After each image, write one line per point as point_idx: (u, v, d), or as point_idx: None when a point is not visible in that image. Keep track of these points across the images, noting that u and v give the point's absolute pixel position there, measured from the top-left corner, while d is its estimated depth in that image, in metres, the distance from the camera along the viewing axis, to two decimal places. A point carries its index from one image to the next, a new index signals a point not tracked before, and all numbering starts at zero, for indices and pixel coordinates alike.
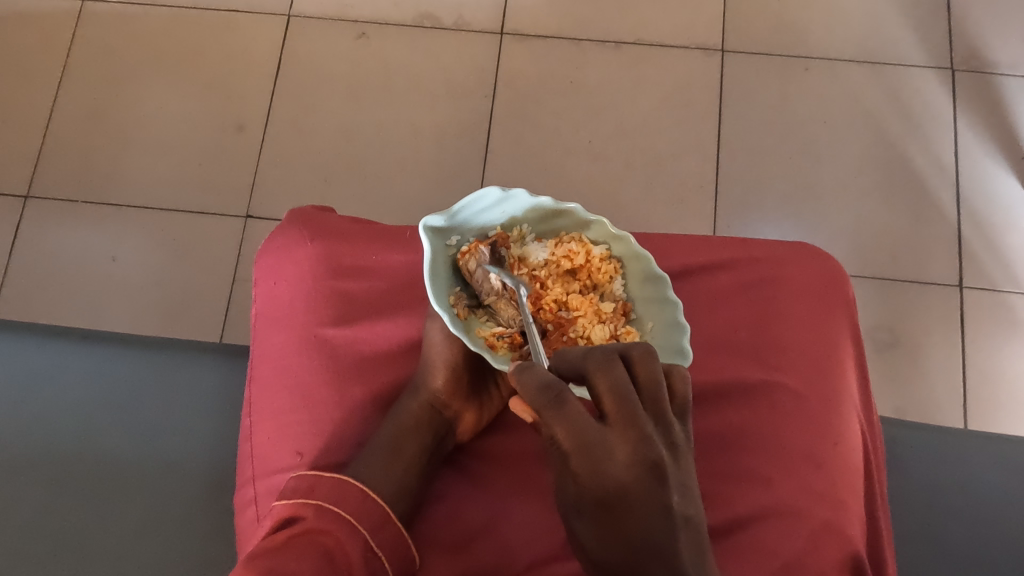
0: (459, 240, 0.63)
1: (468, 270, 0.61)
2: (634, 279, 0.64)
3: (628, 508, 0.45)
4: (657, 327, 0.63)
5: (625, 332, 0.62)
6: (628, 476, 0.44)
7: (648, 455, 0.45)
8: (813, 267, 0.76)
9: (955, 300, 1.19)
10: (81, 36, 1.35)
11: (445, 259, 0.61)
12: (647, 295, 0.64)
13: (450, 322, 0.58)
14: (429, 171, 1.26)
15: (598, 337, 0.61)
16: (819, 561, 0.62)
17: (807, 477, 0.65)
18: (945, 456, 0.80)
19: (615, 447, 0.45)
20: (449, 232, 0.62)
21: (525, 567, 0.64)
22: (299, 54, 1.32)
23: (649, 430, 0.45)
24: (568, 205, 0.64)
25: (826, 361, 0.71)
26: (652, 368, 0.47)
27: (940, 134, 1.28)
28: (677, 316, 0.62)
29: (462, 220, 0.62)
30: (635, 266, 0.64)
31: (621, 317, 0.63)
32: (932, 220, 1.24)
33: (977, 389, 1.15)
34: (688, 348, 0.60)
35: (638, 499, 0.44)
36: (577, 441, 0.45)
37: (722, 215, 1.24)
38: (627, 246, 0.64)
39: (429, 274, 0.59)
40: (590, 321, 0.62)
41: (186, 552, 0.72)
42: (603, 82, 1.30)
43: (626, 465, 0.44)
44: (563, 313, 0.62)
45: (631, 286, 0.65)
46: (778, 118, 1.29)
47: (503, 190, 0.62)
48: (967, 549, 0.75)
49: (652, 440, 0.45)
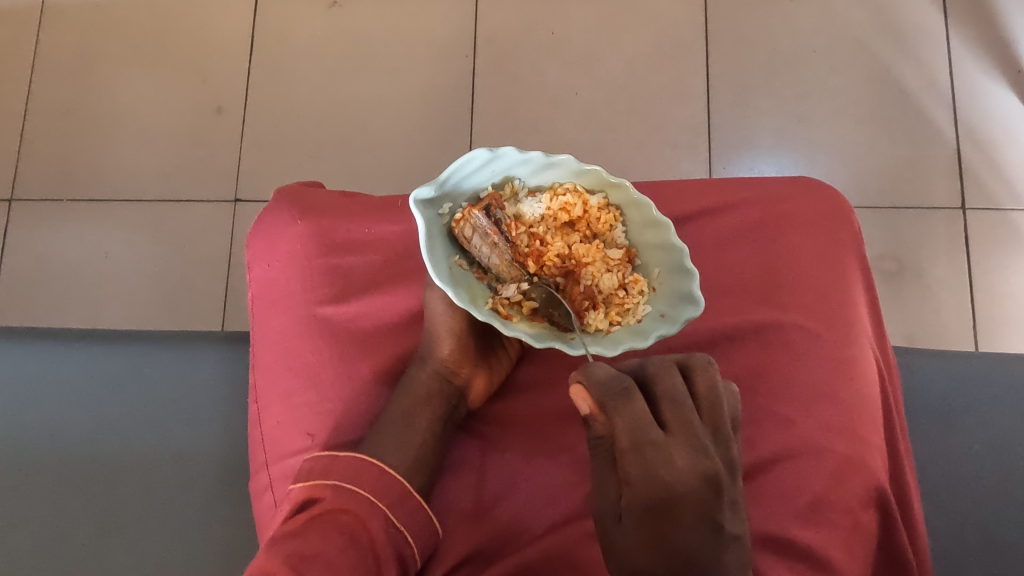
0: (451, 207, 0.59)
1: (465, 237, 0.58)
2: (636, 225, 0.61)
3: (675, 510, 0.46)
4: (663, 273, 0.60)
5: (633, 280, 0.60)
6: (685, 482, 0.46)
7: (706, 465, 0.47)
8: (815, 199, 0.73)
9: (958, 222, 1.18)
10: (46, 31, 1.32)
11: (440, 229, 0.57)
12: (649, 241, 0.60)
13: (455, 298, 0.54)
14: (416, 137, 1.24)
15: (606, 286, 0.60)
16: (844, 497, 0.61)
17: (825, 416, 0.64)
18: (968, 378, 0.78)
19: (675, 453, 0.47)
20: (439, 200, 0.58)
21: (547, 526, 0.63)
22: (273, 30, 1.29)
23: (707, 442, 0.48)
24: (559, 156, 0.58)
25: (835, 297, 0.69)
26: (712, 379, 0.51)
27: (932, 53, 1.25)
28: (685, 261, 0.58)
29: (451, 186, 0.58)
30: (636, 212, 0.61)
31: (626, 265, 0.61)
32: (930, 143, 1.21)
33: (985, 310, 1.15)
34: (699, 296, 0.57)
35: (687, 502, 0.46)
36: (635, 440, 0.47)
37: (718, 157, 1.21)
38: (625, 193, 0.60)
39: (426, 247, 0.54)
40: (598, 269, 0.60)
41: (211, 540, 0.73)
42: (583, 28, 1.26)
43: (684, 471, 0.46)
44: (568, 266, 0.61)
45: (633, 232, 0.62)
46: (765, 51, 1.25)
47: (491, 150, 0.56)
48: (993, 469, 0.74)
49: (708, 452, 0.47)
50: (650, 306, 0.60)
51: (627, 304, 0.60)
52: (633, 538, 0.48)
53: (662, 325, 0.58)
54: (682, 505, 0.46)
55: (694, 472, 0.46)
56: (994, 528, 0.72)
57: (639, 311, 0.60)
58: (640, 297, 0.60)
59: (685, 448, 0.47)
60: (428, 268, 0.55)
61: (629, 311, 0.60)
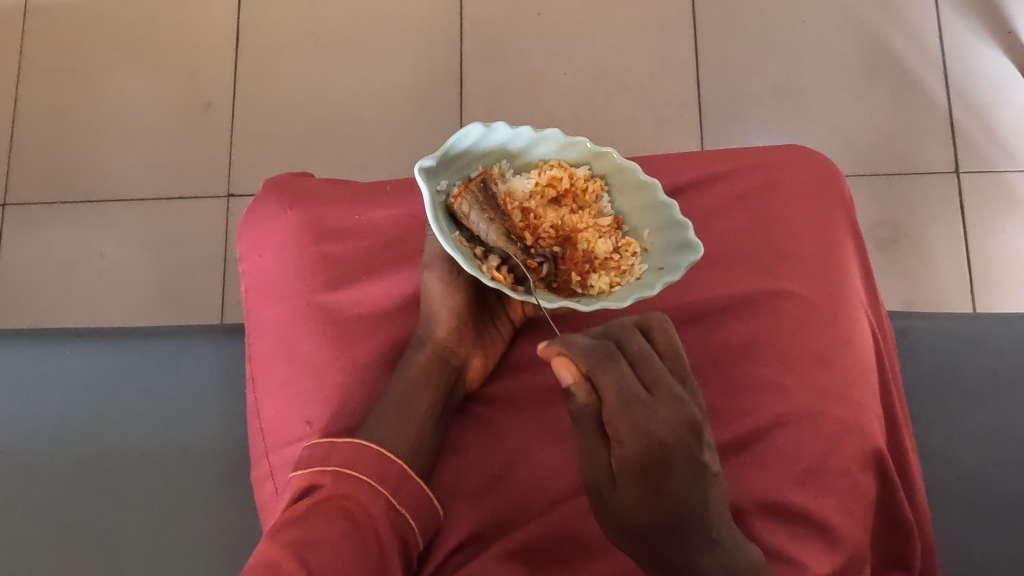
0: (447, 184, 0.58)
1: (463, 213, 0.57)
2: (621, 192, 0.62)
3: (666, 461, 0.50)
4: (654, 233, 0.61)
5: (625, 243, 0.61)
6: (670, 433, 0.51)
7: (684, 416, 0.51)
8: (804, 166, 0.73)
9: (952, 186, 1.18)
10: (31, 31, 1.32)
11: (439, 205, 0.56)
12: (636, 205, 0.62)
13: (465, 262, 0.53)
14: (407, 123, 1.23)
15: (602, 250, 0.60)
16: (841, 460, 0.62)
17: (821, 381, 0.64)
18: (962, 339, 0.78)
19: (660, 411, 0.51)
20: (436, 176, 0.57)
21: (551, 501, 0.64)
22: (258, 22, 1.29)
23: (681, 394, 0.52)
24: (548, 130, 0.60)
25: (826, 263, 0.69)
26: (669, 337, 0.55)
27: (921, 17, 1.24)
28: (676, 215, 0.59)
29: (447, 163, 0.58)
30: (622, 178, 0.62)
31: (617, 231, 0.62)
32: (922, 108, 1.21)
33: (982, 272, 1.15)
34: (696, 240, 0.57)
35: (675, 451, 0.50)
36: (624, 400, 0.50)
37: (709, 131, 1.21)
38: (611, 160, 0.61)
39: (431, 216, 0.54)
40: (591, 235, 0.61)
41: (215, 531, 0.74)
42: (568, 7, 1.25)
43: (668, 423, 0.51)
44: (563, 236, 0.61)
45: (618, 200, 0.63)
46: (752, 22, 1.24)
47: (485, 125, 0.58)
48: (989, 428, 0.75)
49: (684, 403, 0.52)
50: (647, 263, 0.60)
51: (623, 266, 0.60)
52: (628, 498, 0.51)
53: (664, 275, 0.58)
54: (672, 456, 0.50)
55: (676, 423, 0.51)
56: (993, 487, 0.73)
57: (636, 269, 0.59)
58: (634, 258, 0.60)
59: (667, 403, 0.51)
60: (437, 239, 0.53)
61: (626, 273, 0.60)
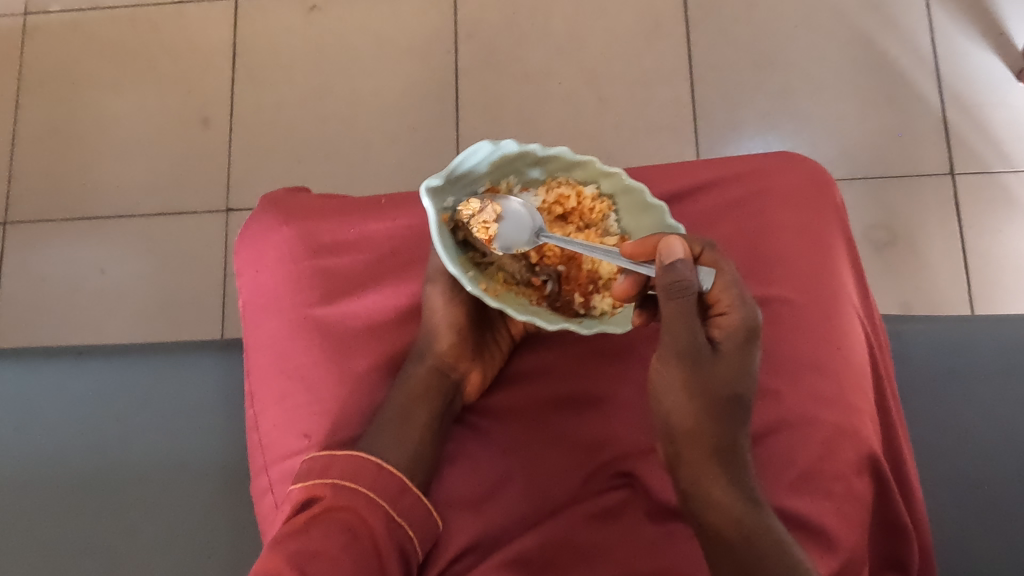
0: (453, 201, 0.61)
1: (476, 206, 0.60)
2: (626, 212, 0.66)
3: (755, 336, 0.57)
4: None
5: None
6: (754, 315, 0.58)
7: None
8: (796, 172, 0.73)
9: (948, 187, 1.18)
10: (29, 51, 1.33)
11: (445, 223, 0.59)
12: (641, 224, 0.65)
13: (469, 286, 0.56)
14: (403, 135, 1.24)
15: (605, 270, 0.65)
16: (836, 465, 0.62)
17: (815, 386, 0.65)
18: (958, 341, 0.78)
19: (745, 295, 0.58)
20: (443, 194, 0.60)
21: (551, 510, 0.65)
22: (254, 37, 1.30)
23: None
24: (558, 149, 0.63)
25: (818, 269, 0.70)
26: None
27: (913, 19, 1.25)
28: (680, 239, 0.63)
29: (455, 179, 0.60)
30: (629, 198, 0.65)
31: None
32: (915, 111, 1.22)
33: (980, 273, 1.16)
34: None
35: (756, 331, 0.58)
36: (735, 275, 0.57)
37: (704, 137, 1.22)
38: (618, 181, 0.65)
39: (437, 235, 0.56)
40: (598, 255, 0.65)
41: (217, 545, 0.75)
42: (562, 17, 1.26)
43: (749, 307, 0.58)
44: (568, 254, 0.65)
45: (624, 219, 0.66)
46: (746, 28, 1.25)
47: (493, 142, 0.60)
48: (986, 430, 0.75)
49: None
50: None
51: None
52: (733, 363, 0.55)
53: None
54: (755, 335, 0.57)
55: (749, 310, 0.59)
56: (990, 489, 0.73)
57: None
58: None
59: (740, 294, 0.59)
60: (443, 260, 0.57)
61: None
